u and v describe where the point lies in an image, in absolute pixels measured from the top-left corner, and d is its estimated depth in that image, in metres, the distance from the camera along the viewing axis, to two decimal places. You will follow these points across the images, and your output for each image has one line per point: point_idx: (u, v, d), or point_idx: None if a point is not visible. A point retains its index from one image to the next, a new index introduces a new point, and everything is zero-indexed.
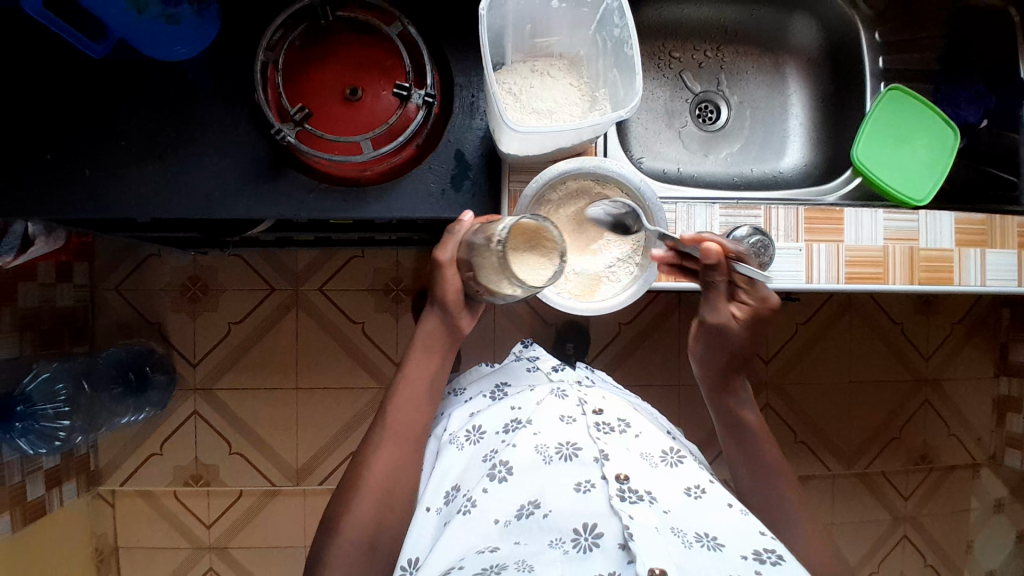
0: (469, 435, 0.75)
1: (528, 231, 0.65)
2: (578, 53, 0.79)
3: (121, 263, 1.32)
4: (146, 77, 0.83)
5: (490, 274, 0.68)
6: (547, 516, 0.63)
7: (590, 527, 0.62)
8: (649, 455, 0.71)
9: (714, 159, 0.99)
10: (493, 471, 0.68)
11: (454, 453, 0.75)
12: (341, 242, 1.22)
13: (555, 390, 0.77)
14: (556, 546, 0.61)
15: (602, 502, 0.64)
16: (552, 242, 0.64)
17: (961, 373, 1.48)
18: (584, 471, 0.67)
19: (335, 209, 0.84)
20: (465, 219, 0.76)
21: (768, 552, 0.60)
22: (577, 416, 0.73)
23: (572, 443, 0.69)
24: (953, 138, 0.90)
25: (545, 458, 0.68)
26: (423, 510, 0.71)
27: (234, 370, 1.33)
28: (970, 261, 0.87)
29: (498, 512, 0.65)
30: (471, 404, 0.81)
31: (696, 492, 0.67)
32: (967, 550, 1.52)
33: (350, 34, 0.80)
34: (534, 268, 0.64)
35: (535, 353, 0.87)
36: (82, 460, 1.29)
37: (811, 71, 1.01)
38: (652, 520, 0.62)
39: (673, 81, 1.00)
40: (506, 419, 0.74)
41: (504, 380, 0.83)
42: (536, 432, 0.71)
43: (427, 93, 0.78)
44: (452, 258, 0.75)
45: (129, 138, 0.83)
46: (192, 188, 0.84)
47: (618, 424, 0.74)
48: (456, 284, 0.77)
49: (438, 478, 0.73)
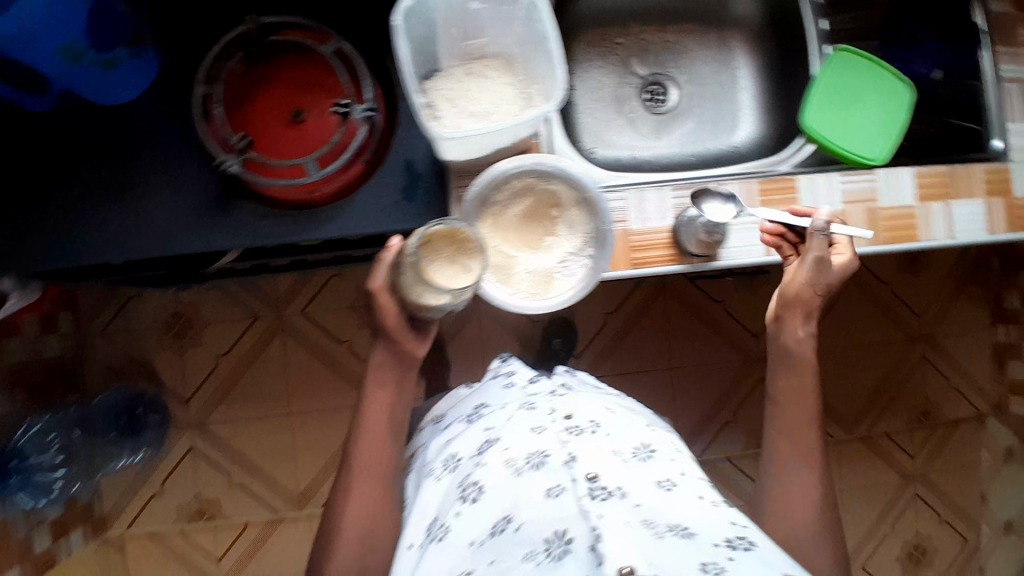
0: (446, 465, 0.76)
1: (441, 236, 0.70)
2: (511, 51, 0.78)
3: (104, 308, 1.32)
4: (91, 123, 0.83)
5: (418, 289, 0.73)
6: (519, 530, 0.62)
7: (562, 534, 0.59)
8: (621, 452, 0.71)
9: (668, 141, 0.97)
10: (465, 494, 0.69)
11: (433, 485, 0.75)
12: (316, 263, 1.23)
13: (525, 404, 0.78)
14: (530, 559, 0.59)
15: (572, 505, 0.62)
16: (467, 245, 0.71)
17: (956, 327, 1.46)
18: (554, 476, 0.66)
19: (290, 233, 0.83)
20: (392, 244, 0.78)
21: (740, 538, 0.60)
22: (547, 424, 0.74)
23: (541, 451, 0.69)
24: (903, 92, 0.88)
25: (515, 471, 0.68)
26: (406, 547, 0.71)
27: (227, 401, 1.33)
28: (936, 214, 0.85)
29: (472, 534, 0.65)
30: (450, 430, 0.83)
31: (667, 485, 0.67)
32: (982, 501, 1.49)
33: (284, 56, 0.81)
34: (457, 275, 0.70)
35: (511, 368, 0.89)
36: (86, 508, 1.28)
37: (757, 40, 0.99)
38: (624, 515, 0.60)
39: (619, 68, 0.99)
40: (479, 441, 0.75)
41: (482, 403, 0.84)
42: (506, 447, 0.72)
43: (368, 107, 0.79)
44: (383, 283, 0.79)
45: (81, 186, 0.83)
46: (147, 228, 0.83)
47: (589, 425, 0.75)
48: (392, 306, 0.81)
49: (419, 513, 0.74)
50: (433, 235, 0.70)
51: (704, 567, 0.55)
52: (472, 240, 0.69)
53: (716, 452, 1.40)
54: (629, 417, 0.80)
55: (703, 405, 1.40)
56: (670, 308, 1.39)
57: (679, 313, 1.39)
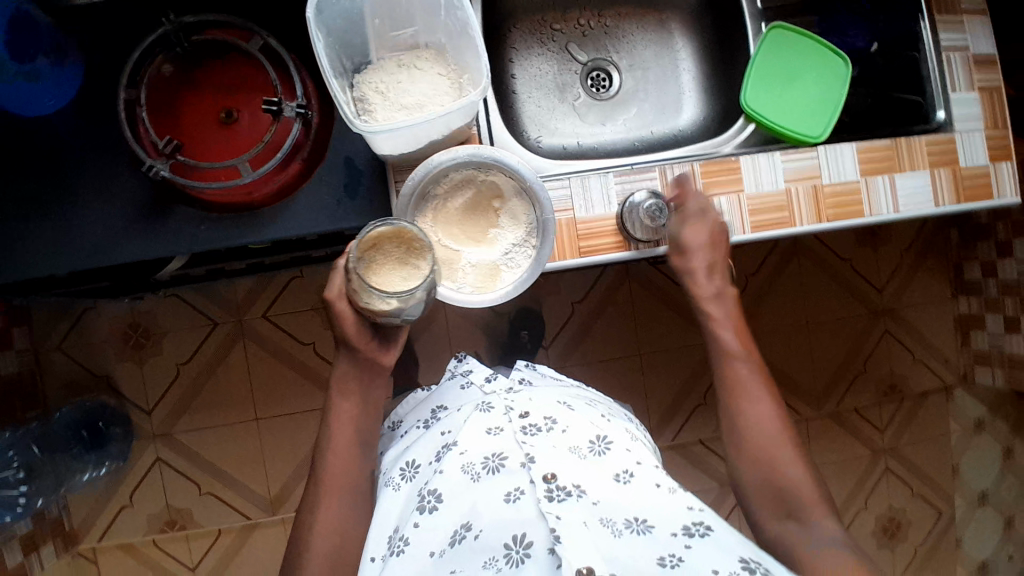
0: (403, 474, 0.73)
1: (388, 236, 0.69)
2: (441, 41, 0.77)
3: (59, 322, 1.30)
4: (18, 135, 0.81)
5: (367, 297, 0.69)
6: (478, 537, 0.62)
7: (520, 538, 0.60)
8: (578, 448, 0.70)
9: (613, 127, 0.97)
10: (423, 503, 0.66)
11: (392, 496, 0.72)
12: (273, 265, 1.22)
13: (481, 404, 0.75)
14: (490, 566, 0.60)
15: (530, 508, 0.62)
16: (416, 242, 0.69)
17: (919, 300, 1.47)
18: (512, 479, 0.65)
19: (234, 237, 0.82)
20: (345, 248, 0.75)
21: (697, 525, 0.61)
22: (504, 425, 0.71)
23: (499, 454, 0.68)
24: (842, 66, 0.88)
25: (473, 476, 0.66)
26: (368, 561, 0.69)
27: (192, 410, 1.32)
28: (879, 189, 0.85)
29: (433, 544, 0.64)
30: (407, 437, 0.80)
31: (625, 477, 0.68)
32: (953, 472, 1.50)
33: (211, 57, 0.80)
34: (407, 277, 0.69)
35: (468, 368, 0.85)
36: (57, 522, 1.27)
37: (696, 20, 0.98)
38: (581, 515, 0.61)
39: (559, 54, 0.98)
40: (437, 447, 0.73)
41: (439, 404, 0.81)
42: (462, 451, 0.69)
43: (299, 104, 0.76)
44: (341, 290, 0.75)
45: (12, 200, 0.81)
46: (84, 240, 0.81)
47: (546, 423, 0.73)
48: (351, 314, 0.76)
49: (378, 525, 0.71)
50: (381, 237, 0.69)
51: (660, 562, 0.57)
52: (419, 238, 0.68)
53: (688, 436, 1.41)
54: (586, 410, 0.79)
55: (673, 390, 1.41)
56: (635, 295, 1.39)
57: (643, 299, 1.39)
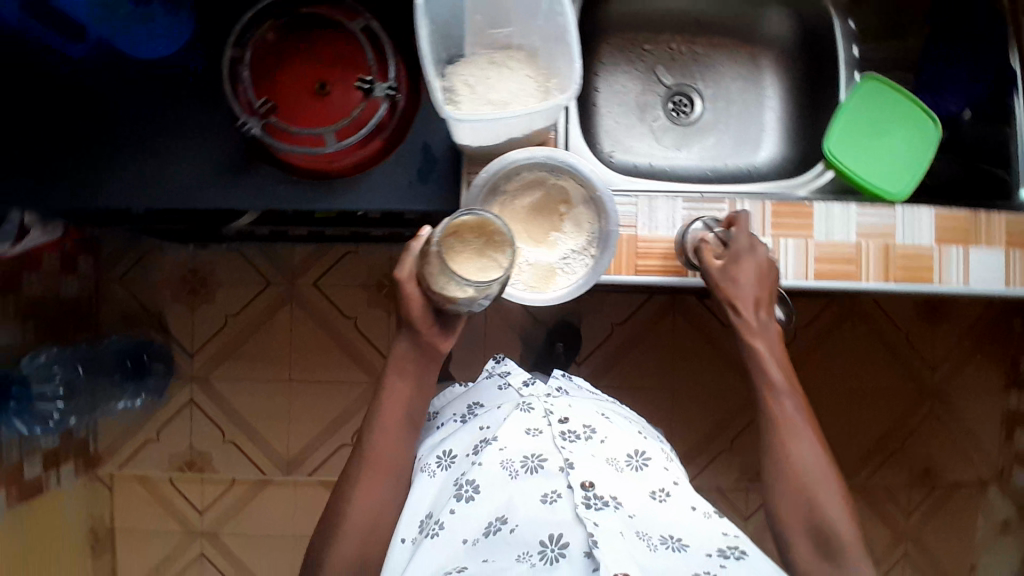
0: (439, 462, 0.74)
1: (471, 226, 0.66)
2: (534, 44, 0.78)
3: (125, 256, 1.35)
4: (129, 71, 0.86)
5: (440, 279, 0.67)
6: (514, 531, 0.62)
7: (555, 538, 0.61)
8: (616, 460, 0.70)
9: (688, 153, 0.97)
10: (459, 491, 0.66)
11: (426, 481, 0.73)
12: (332, 237, 1.25)
13: (520, 404, 0.75)
14: (523, 560, 0.61)
15: (567, 511, 0.64)
16: (498, 235, 0.66)
17: (970, 386, 1.42)
18: (550, 482, 0.66)
19: (310, 200, 0.85)
20: (422, 233, 0.71)
21: (732, 549, 0.62)
22: (543, 428, 0.71)
23: (538, 455, 0.68)
24: (932, 131, 0.87)
25: (511, 472, 0.67)
26: (399, 541, 0.70)
27: (231, 361, 1.36)
28: (951, 259, 0.83)
29: (466, 532, 0.63)
30: (442, 430, 0.79)
31: (661, 494, 0.68)
32: (971, 568, 1.45)
33: (314, 30, 0.83)
34: (485, 268, 0.66)
35: (505, 369, 0.85)
36: (81, 444, 1.31)
37: (788, 61, 0.98)
38: (617, 526, 0.62)
39: (645, 74, 0.99)
40: (475, 440, 0.73)
41: (475, 401, 0.81)
42: (501, 447, 0.68)
43: (390, 86, 0.79)
44: (410, 274, 0.71)
45: (109, 130, 0.85)
46: (170, 180, 0.85)
47: (584, 431, 0.71)
48: (418, 298, 0.72)
49: (412, 508, 0.72)
50: (463, 226, 0.66)
51: None
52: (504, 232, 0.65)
53: (707, 476, 1.39)
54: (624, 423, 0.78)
55: (700, 428, 1.39)
56: (678, 325, 1.38)
57: (686, 331, 1.38)
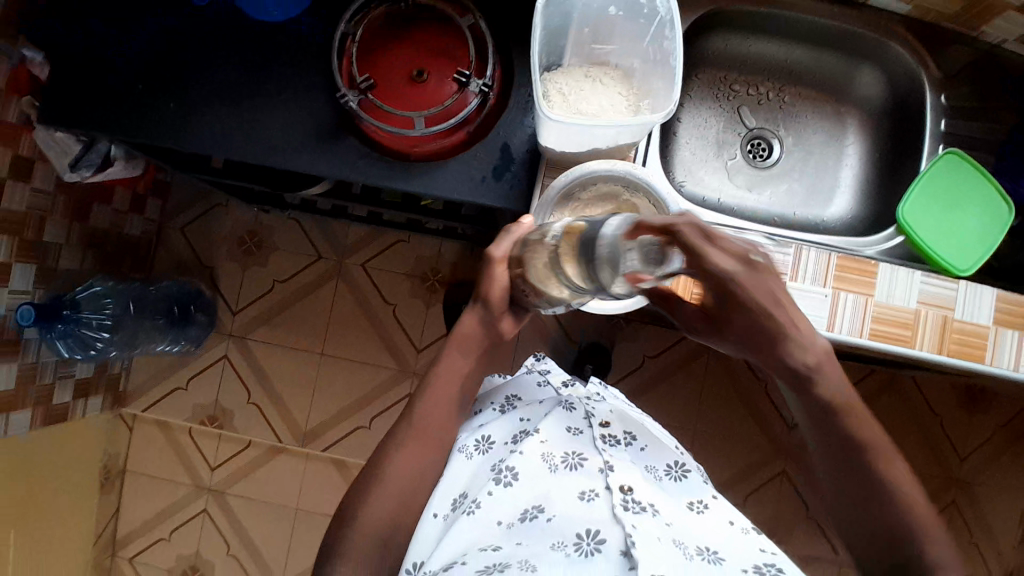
0: (478, 445, 0.75)
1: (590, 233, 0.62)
2: (632, 66, 0.81)
3: (190, 207, 1.40)
4: (242, 28, 0.89)
5: (541, 273, 0.67)
6: (550, 521, 0.63)
7: (593, 533, 0.62)
8: (653, 468, 0.73)
9: (757, 196, 0.99)
10: (499, 475, 0.67)
11: (461, 461, 0.74)
12: (390, 223, 1.29)
13: (562, 402, 0.77)
14: (558, 548, 0.61)
15: (605, 510, 0.64)
16: None
17: (995, 483, 1.39)
18: (589, 481, 0.68)
19: (386, 177, 0.87)
20: (525, 221, 0.73)
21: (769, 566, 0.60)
22: (583, 428, 0.74)
23: (579, 453, 0.70)
24: (1006, 213, 0.87)
25: (551, 466, 0.69)
26: (430, 515, 0.69)
27: (270, 325, 1.39)
28: (1007, 342, 0.82)
29: (501, 514, 0.65)
30: (480, 417, 0.80)
31: (698, 506, 0.68)
32: None
33: (422, 18, 0.87)
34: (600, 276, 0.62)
35: (547, 367, 0.87)
36: (113, 378, 1.35)
37: (873, 124, 0.99)
38: (656, 530, 0.61)
39: (729, 113, 1.01)
40: (515, 430, 0.75)
41: (515, 394, 0.83)
42: (543, 440, 0.70)
43: (484, 83, 0.84)
44: (504, 256, 0.72)
45: (214, 80, 0.89)
46: (261, 135, 0.88)
47: (624, 437, 0.74)
48: (503, 282, 0.73)
49: (446, 485, 0.72)
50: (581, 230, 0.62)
51: None
52: None
53: None
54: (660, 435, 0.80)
55: (716, 476, 1.37)
56: (710, 369, 1.38)
57: (716, 377, 1.38)
